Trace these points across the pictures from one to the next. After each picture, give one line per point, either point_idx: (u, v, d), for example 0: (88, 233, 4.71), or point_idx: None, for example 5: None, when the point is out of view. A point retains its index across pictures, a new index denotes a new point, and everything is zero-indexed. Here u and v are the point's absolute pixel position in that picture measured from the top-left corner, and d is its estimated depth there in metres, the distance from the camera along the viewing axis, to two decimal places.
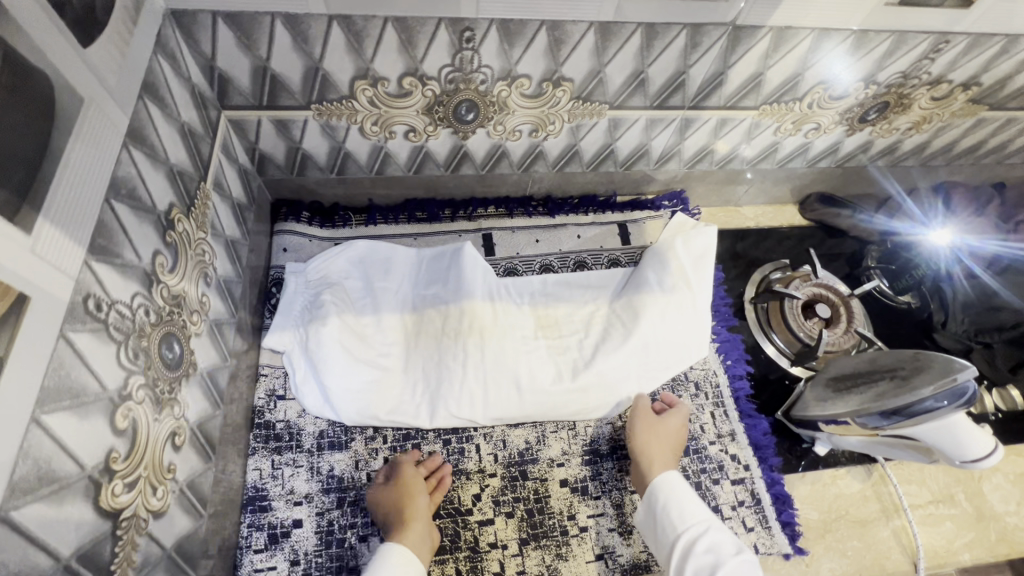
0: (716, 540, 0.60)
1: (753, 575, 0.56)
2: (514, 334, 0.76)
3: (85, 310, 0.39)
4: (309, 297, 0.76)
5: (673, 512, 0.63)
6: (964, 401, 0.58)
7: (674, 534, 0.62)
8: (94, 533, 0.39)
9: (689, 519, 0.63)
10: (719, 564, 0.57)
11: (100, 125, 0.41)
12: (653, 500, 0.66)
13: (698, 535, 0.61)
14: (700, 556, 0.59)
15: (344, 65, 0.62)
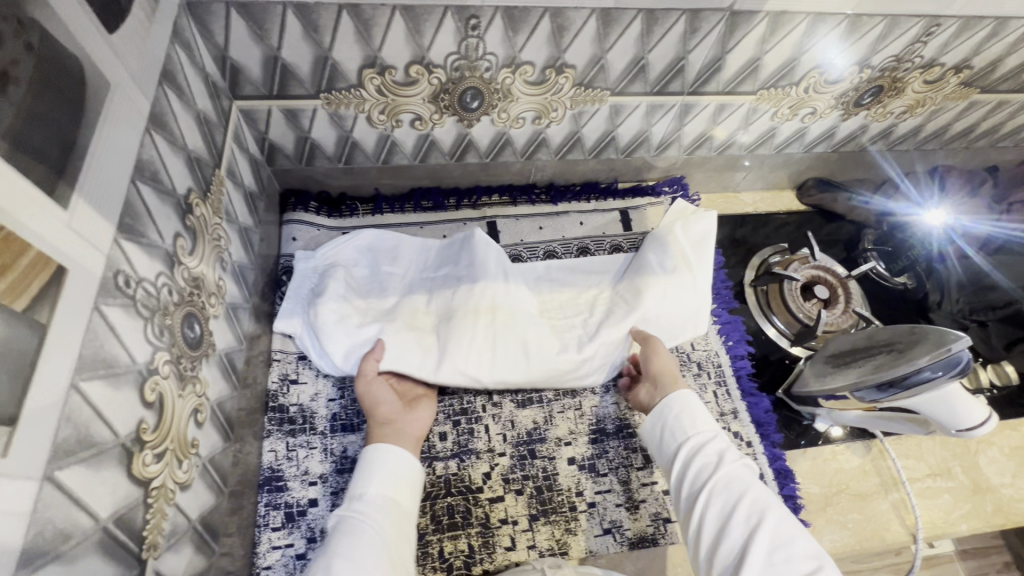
0: (724, 444, 0.62)
1: (755, 476, 0.59)
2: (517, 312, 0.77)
3: (115, 285, 0.40)
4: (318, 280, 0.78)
5: (684, 419, 0.65)
6: (958, 370, 0.60)
7: (682, 437, 0.64)
8: (127, 499, 0.40)
9: (700, 426, 0.64)
10: (727, 463, 0.59)
11: (125, 110, 0.43)
12: (665, 409, 0.67)
13: (705, 439, 0.63)
14: (707, 456, 0.61)
15: (353, 54, 0.63)
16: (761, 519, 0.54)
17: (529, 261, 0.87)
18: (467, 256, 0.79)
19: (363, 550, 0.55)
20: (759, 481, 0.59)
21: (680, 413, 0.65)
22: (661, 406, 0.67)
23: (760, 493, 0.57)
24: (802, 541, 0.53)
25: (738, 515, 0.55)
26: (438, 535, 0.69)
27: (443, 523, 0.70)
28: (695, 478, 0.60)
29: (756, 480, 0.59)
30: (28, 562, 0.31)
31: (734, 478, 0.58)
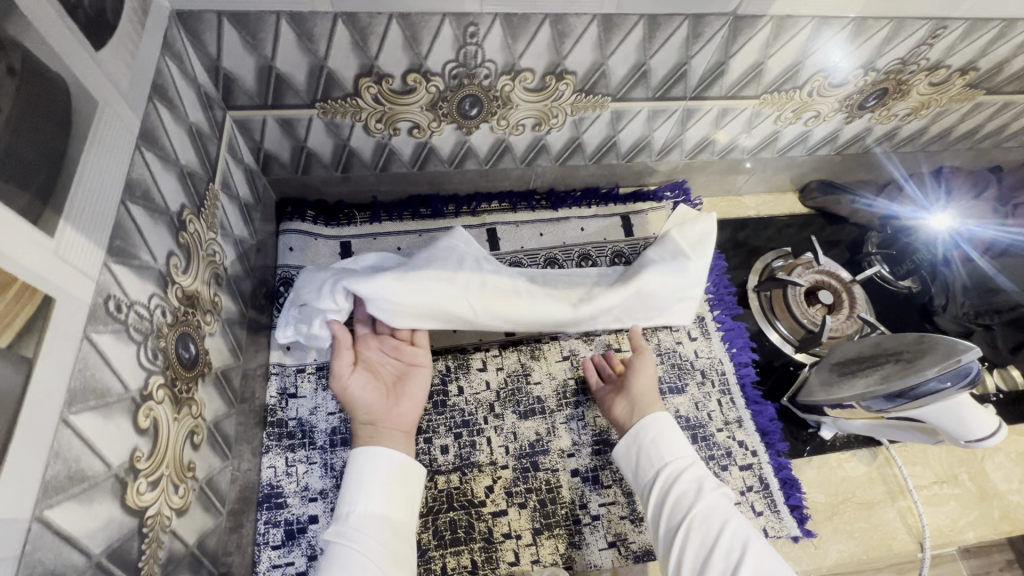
0: (701, 471, 0.64)
1: (731, 504, 0.61)
2: (506, 296, 0.72)
3: (106, 311, 0.39)
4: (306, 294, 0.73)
5: (661, 444, 0.66)
6: (967, 381, 0.60)
7: (660, 464, 0.65)
8: (122, 531, 0.39)
9: (677, 453, 0.66)
10: (705, 493, 0.61)
11: (114, 128, 0.42)
12: (641, 433, 0.68)
13: (682, 467, 0.64)
14: (686, 483, 0.63)
15: (348, 62, 0.62)
16: (742, 550, 0.56)
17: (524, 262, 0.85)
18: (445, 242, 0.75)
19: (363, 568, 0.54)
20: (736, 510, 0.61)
21: (659, 438, 0.66)
22: (636, 428, 0.69)
23: (739, 523, 0.59)
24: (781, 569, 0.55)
25: (719, 546, 0.57)
26: (440, 551, 0.68)
27: (445, 539, 0.69)
28: (674, 506, 0.61)
29: (734, 510, 0.60)
30: None
31: (712, 509, 0.60)
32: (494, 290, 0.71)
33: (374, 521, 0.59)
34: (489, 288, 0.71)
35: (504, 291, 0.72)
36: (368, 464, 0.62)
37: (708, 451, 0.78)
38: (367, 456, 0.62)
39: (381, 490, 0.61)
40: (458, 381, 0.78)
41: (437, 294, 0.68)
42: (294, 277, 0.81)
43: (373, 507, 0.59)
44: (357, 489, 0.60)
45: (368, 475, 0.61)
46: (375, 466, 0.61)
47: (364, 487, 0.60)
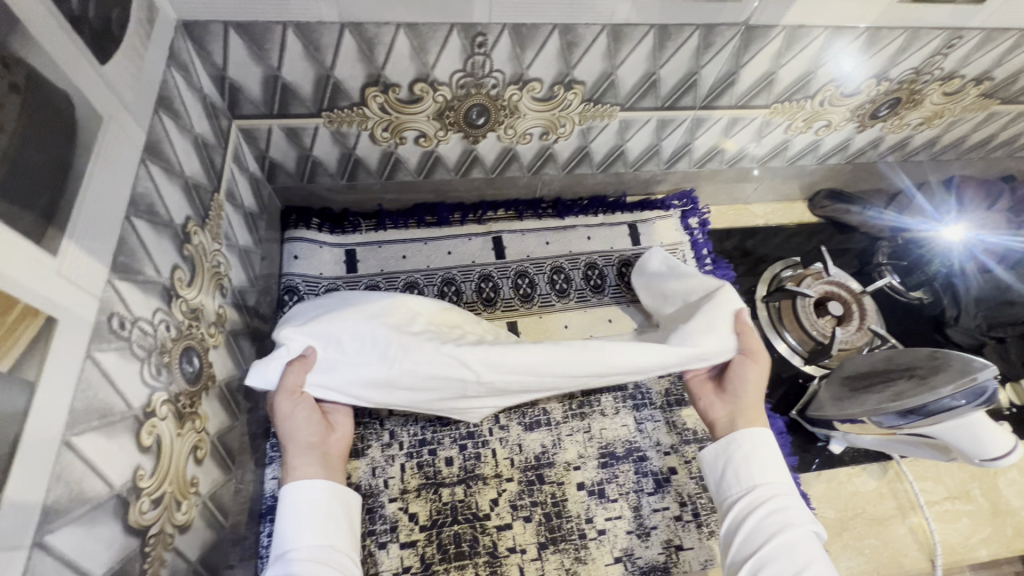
0: (796, 505, 0.56)
1: (819, 548, 0.53)
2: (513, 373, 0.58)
3: (109, 328, 0.39)
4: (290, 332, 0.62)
5: (754, 462, 0.59)
6: (983, 400, 0.59)
7: (746, 484, 0.58)
8: (124, 551, 0.39)
9: (772, 475, 0.58)
10: (790, 527, 0.53)
11: (119, 142, 0.41)
12: (733, 444, 0.60)
13: (770, 494, 0.56)
14: (776, 511, 0.55)
15: (355, 72, 0.61)
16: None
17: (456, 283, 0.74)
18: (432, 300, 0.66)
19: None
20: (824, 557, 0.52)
21: (750, 457, 0.59)
22: (726, 441, 0.61)
23: (825, 571, 0.50)
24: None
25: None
26: (444, 565, 0.67)
27: (450, 553, 0.68)
28: (750, 532, 0.54)
29: (822, 555, 0.52)
30: None
31: (797, 548, 0.52)
32: (506, 368, 0.58)
33: (331, 559, 0.52)
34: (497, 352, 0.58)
35: (515, 359, 0.58)
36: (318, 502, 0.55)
37: None
38: (317, 494, 0.55)
39: (331, 523, 0.54)
40: None
41: (426, 370, 0.57)
42: (298, 285, 0.80)
43: (324, 541, 0.53)
44: (306, 526, 0.53)
45: (318, 512, 0.54)
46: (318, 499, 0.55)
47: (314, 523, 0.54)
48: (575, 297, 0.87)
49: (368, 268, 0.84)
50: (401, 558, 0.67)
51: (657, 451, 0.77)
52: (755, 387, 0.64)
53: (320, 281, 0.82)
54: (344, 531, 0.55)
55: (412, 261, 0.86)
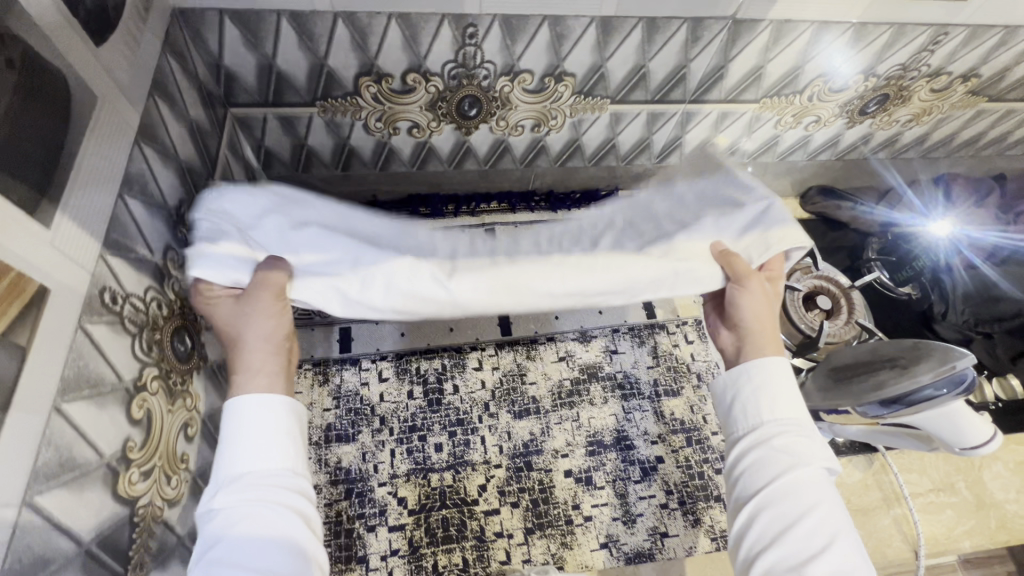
0: (808, 442, 0.48)
1: (829, 490, 0.46)
2: (505, 294, 0.47)
3: (101, 302, 0.40)
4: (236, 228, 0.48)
5: (761, 395, 0.50)
6: (962, 389, 0.60)
7: (751, 419, 0.50)
8: (112, 519, 0.40)
9: (781, 409, 0.50)
10: (798, 466, 0.46)
11: (113, 123, 0.42)
12: (742, 374, 0.52)
13: (778, 431, 0.49)
14: (779, 450, 0.48)
15: (348, 61, 0.63)
16: (825, 548, 0.43)
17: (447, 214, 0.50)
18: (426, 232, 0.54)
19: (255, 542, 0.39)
20: (835, 500, 0.46)
21: (756, 391, 0.51)
22: (738, 368, 0.52)
23: (830, 517, 0.45)
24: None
25: (794, 535, 0.44)
26: (432, 548, 0.68)
27: (437, 536, 0.69)
28: (751, 471, 0.48)
29: (832, 499, 0.46)
30: None
31: (803, 491, 0.46)
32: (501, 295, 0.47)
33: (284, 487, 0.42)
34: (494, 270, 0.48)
35: (515, 281, 0.47)
36: (285, 421, 0.44)
37: (703, 455, 0.77)
38: (276, 410, 0.44)
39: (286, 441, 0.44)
40: (454, 380, 0.78)
41: (401, 287, 0.46)
42: None
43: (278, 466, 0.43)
44: (255, 447, 0.43)
45: (277, 434, 0.43)
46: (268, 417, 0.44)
47: (275, 445, 0.43)
48: None
49: None
50: (389, 540, 0.68)
51: (645, 440, 0.77)
52: (766, 303, 0.52)
53: None
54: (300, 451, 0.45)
55: None
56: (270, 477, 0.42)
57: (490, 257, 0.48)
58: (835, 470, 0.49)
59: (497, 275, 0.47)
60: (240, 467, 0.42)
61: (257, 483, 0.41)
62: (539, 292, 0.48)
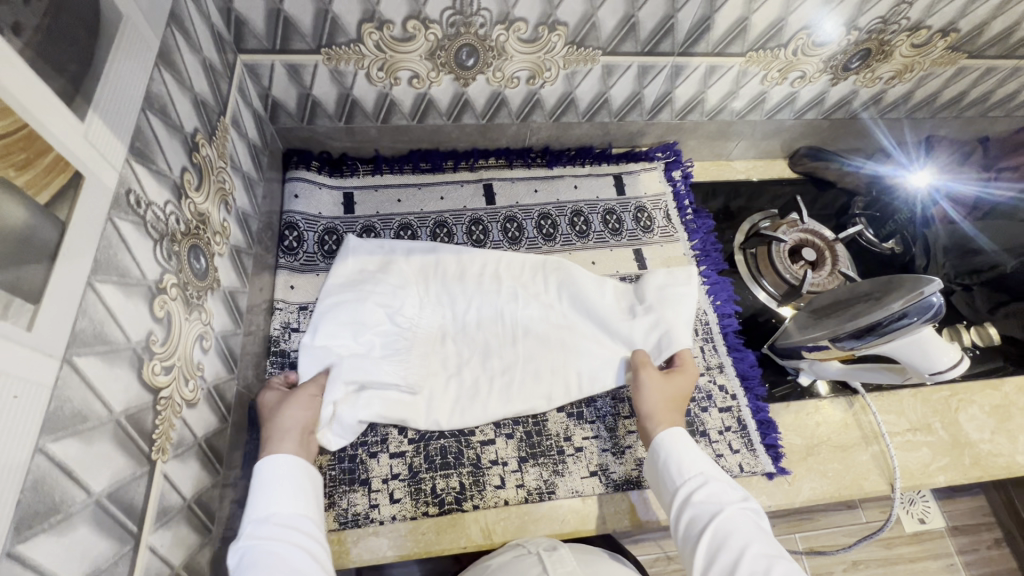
0: (716, 489, 0.64)
1: (751, 522, 0.60)
2: (466, 355, 0.79)
3: (127, 201, 0.43)
4: (386, 290, 0.78)
5: (673, 464, 0.67)
6: (930, 316, 0.62)
7: (677, 484, 0.65)
8: (138, 400, 0.44)
9: (692, 470, 0.66)
10: (719, 514, 0.61)
11: (136, 43, 0.46)
12: (655, 452, 0.69)
13: (697, 486, 0.64)
14: (700, 504, 0.62)
15: (352, 7, 0.66)
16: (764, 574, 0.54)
17: (422, 273, 0.82)
18: (398, 279, 0.80)
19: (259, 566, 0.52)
20: (760, 531, 0.60)
21: (670, 459, 0.67)
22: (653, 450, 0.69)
23: (760, 544, 0.58)
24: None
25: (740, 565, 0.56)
26: (431, 473, 0.72)
27: (436, 463, 0.73)
28: (691, 530, 0.62)
29: (756, 529, 0.60)
30: (51, 431, 0.34)
31: (731, 530, 0.59)
32: (452, 384, 0.76)
33: (290, 526, 0.56)
34: (456, 334, 0.80)
35: (469, 329, 0.80)
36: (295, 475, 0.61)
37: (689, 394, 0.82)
38: (294, 465, 0.61)
39: (299, 495, 0.60)
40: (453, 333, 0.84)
41: (387, 408, 0.72)
42: (298, 222, 0.85)
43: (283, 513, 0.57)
44: (274, 497, 0.59)
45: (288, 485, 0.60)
46: (289, 477, 0.61)
47: (292, 495, 0.59)
48: (561, 242, 0.92)
49: (365, 209, 0.89)
50: (390, 466, 0.72)
51: None
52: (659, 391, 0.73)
53: (319, 220, 0.87)
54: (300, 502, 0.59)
55: (407, 204, 0.91)
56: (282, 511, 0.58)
57: (461, 329, 0.80)
58: (758, 511, 0.63)
59: (450, 336, 0.80)
60: (259, 505, 0.58)
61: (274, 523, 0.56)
62: (478, 381, 0.77)
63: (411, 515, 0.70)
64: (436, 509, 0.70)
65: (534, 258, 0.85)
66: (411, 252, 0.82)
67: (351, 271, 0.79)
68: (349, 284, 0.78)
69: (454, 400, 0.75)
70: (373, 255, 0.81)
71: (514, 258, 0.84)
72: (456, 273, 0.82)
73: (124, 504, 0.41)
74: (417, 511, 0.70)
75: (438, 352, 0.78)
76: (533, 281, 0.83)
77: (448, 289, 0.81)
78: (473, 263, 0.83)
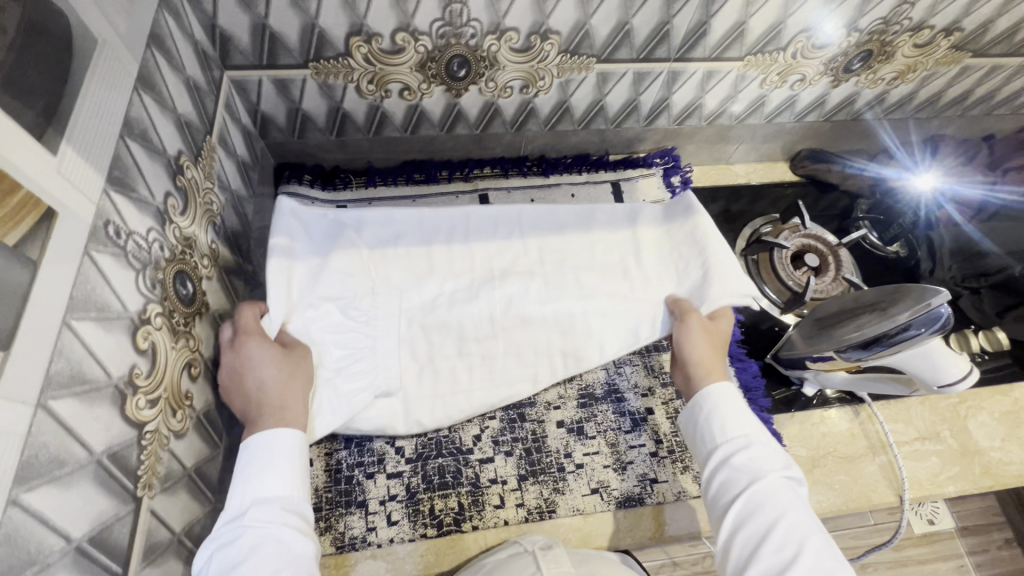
0: (758, 452, 0.60)
1: (791, 491, 0.57)
2: (444, 347, 0.72)
3: (105, 234, 0.42)
4: (343, 278, 0.69)
5: (714, 421, 0.63)
6: (938, 327, 0.61)
7: (715, 444, 0.62)
8: (122, 438, 0.42)
9: (735, 430, 0.62)
10: (758, 480, 0.58)
11: (114, 68, 0.45)
12: (696, 407, 0.65)
13: (739, 448, 0.61)
14: (737, 467, 0.59)
15: (339, 21, 0.65)
16: (794, 552, 0.52)
17: (383, 254, 0.73)
18: (351, 260, 0.70)
19: (256, 561, 0.48)
20: (799, 501, 0.57)
21: (712, 417, 0.63)
22: (695, 402, 0.66)
23: (798, 516, 0.55)
24: (841, 574, 0.51)
25: (771, 537, 0.54)
26: (429, 494, 0.71)
27: (434, 483, 0.71)
28: (725, 490, 0.59)
29: (794, 500, 0.57)
30: (25, 481, 0.33)
31: (768, 500, 0.56)
32: (429, 374, 0.72)
33: (288, 509, 0.53)
34: (424, 321, 0.73)
35: (441, 319, 0.73)
36: (287, 452, 0.55)
37: None
38: (285, 441, 0.56)
39: (292, 471, 0.55)
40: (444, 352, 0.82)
41: (371, 413, 0.69)
42: None
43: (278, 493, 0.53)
44: (268, 476, 0.54)
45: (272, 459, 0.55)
46: (286, 456, 0.55)
47: (287, 470, 0.55)
48: None
49: None
50: (387, 487, 0.70)
51: (635, 392, 0.80)
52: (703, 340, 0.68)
53: None
54: (297, 479, 0.55)
55: None
56: (270, 493, 0.53)
57: (438, 319, 0.73)
58: (799, 480, 0.60)
59: (424, 326, 0.73)
60: (255, 484, 0.53)
61: (264, 505, 0.52)
62: (457, 377, 0.72)
63: (409, 537, 0.68)
64: (435, 530, 0.69)
65: (503, 213, 0.78)
66: (376, 239, 0.73)
67: (290, 246, 0.68)
68: (299, 261, 0.67)
69: (432, 395, 0.71)
70: (320, 226, 0.71)
71: (482, 220, 0.77)
72: (426, 257, 0.74)
73: (107, 547, 0.40)
74: (415, 533, 0.69)
75: (408, 345, 0.72)
76: (510, 254, 0.76)
77: (420, 275, 0.73)
78: (437, 246, 0.75)
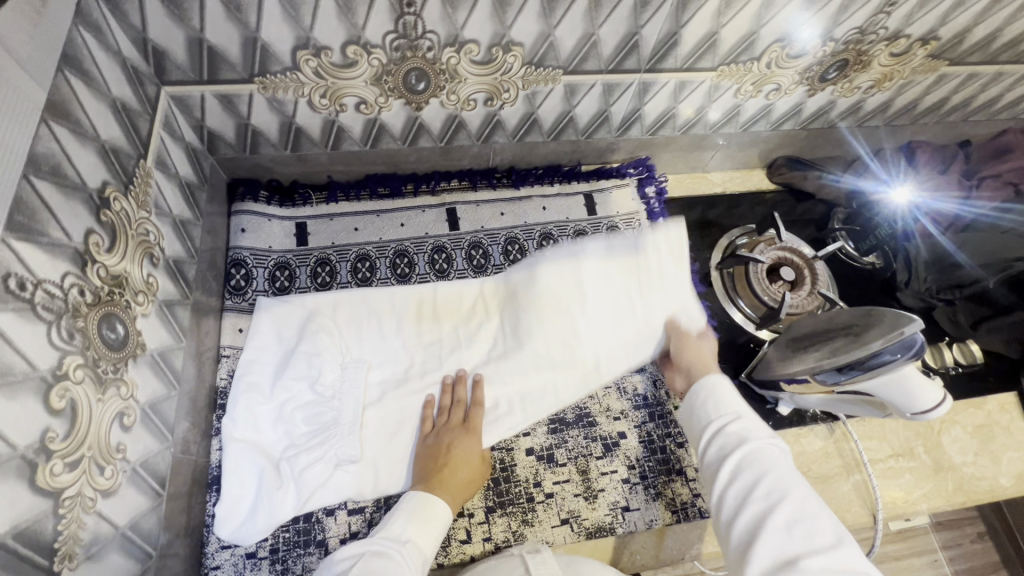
0: (749, 423, 0.59)
1: (780, 456, 0.56)
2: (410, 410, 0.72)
3: (5, 288, 0.38)
4: (308, 367, 0.70)
5: (710, 400, 0.63)
6: (914, 352, 0.59)
7: (709, 418, 0.61)
8: (31, 511, 0.39)
9: (728, 405, 0.62)
10: (746, 445, 0.57)
11: (13, 101, 0.40)
12: (695, 395, 0.64)
13: (729, 420, 0.60)
14: (728, 436, 0.58)
15: (283, 35, 0.60)
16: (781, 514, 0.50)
17: (352, 335, 0.74)
18: (318, 347, 0.71)
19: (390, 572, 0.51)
20: (787, 465, 0.55)
21: (706, 396, 0.63)
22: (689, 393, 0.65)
23: (787, 478, 0.53)
24: (830, 533, 0.49)
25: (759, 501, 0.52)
26: None
27: None
28: (715, 459, 0.58)
29: (785, 463, 0.55)
30: None
31: (754, 460, 0.55)
32: (394, 442, 0.71)
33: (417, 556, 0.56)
34: (395, 386, 0.73)
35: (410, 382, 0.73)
36: (438, 515, 0.61)
37: (665, 430, 0.77)
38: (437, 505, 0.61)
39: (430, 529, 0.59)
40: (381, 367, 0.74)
41: (338, 487, 0.67)
42: (246, 259, 0.80)
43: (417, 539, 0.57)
44: (412, 524, 0.59)
45: (437, 523, 0.60)
46: (433, 512, 0.61)
47: (425, 526, 0.59)
48: None
49: (319, 240, 0.83)
50: (348, 524, 0.68)
51: (606, 416, 0.77)
52: (700, 347, 0.69)
53: (269, 254, 0.81)
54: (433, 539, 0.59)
55: (365, 233, 0.85)
56: (417, 541, 0.57)
57: (406, 379, 0.74)
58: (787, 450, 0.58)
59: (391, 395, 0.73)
60: (400, 526, 0.58)
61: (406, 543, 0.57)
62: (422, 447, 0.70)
63: None
64: None
65: (467, 284, 0.79)
66: (344, 308, 0.75)
67: (263, 334, 0.72)
68: (274, 346, 0.72)
69: (399, 459, 0.70)
70: (290, 311, 0.73)
71: (451, 293, 0.78)
72: (390, 317, 0.76)
73: None
74: None
75: (375, 411, 0.72)
76: (476, 314, 0.78)
77: (380, 337, 0.75)
78: (408, 308, 0.77)
